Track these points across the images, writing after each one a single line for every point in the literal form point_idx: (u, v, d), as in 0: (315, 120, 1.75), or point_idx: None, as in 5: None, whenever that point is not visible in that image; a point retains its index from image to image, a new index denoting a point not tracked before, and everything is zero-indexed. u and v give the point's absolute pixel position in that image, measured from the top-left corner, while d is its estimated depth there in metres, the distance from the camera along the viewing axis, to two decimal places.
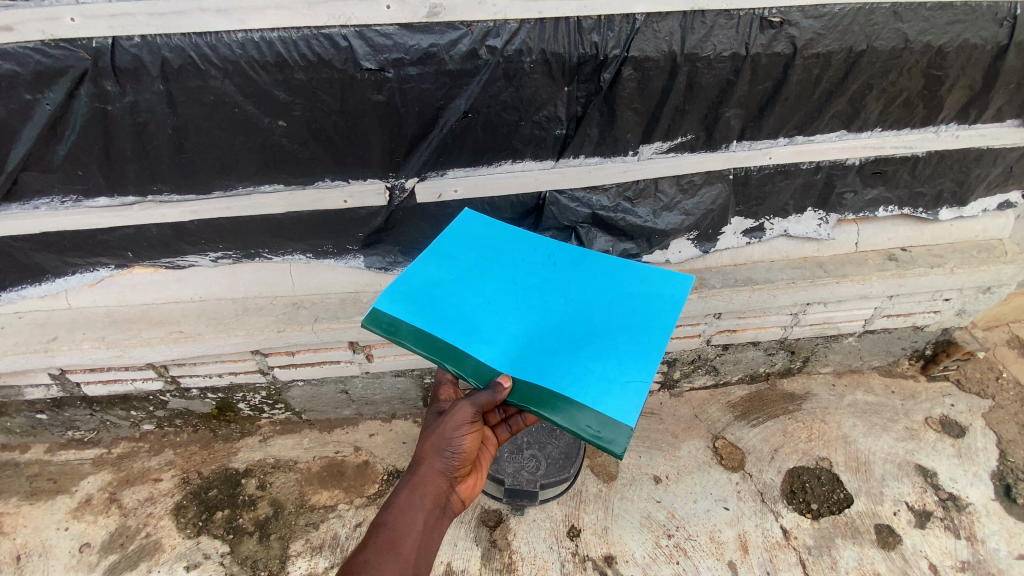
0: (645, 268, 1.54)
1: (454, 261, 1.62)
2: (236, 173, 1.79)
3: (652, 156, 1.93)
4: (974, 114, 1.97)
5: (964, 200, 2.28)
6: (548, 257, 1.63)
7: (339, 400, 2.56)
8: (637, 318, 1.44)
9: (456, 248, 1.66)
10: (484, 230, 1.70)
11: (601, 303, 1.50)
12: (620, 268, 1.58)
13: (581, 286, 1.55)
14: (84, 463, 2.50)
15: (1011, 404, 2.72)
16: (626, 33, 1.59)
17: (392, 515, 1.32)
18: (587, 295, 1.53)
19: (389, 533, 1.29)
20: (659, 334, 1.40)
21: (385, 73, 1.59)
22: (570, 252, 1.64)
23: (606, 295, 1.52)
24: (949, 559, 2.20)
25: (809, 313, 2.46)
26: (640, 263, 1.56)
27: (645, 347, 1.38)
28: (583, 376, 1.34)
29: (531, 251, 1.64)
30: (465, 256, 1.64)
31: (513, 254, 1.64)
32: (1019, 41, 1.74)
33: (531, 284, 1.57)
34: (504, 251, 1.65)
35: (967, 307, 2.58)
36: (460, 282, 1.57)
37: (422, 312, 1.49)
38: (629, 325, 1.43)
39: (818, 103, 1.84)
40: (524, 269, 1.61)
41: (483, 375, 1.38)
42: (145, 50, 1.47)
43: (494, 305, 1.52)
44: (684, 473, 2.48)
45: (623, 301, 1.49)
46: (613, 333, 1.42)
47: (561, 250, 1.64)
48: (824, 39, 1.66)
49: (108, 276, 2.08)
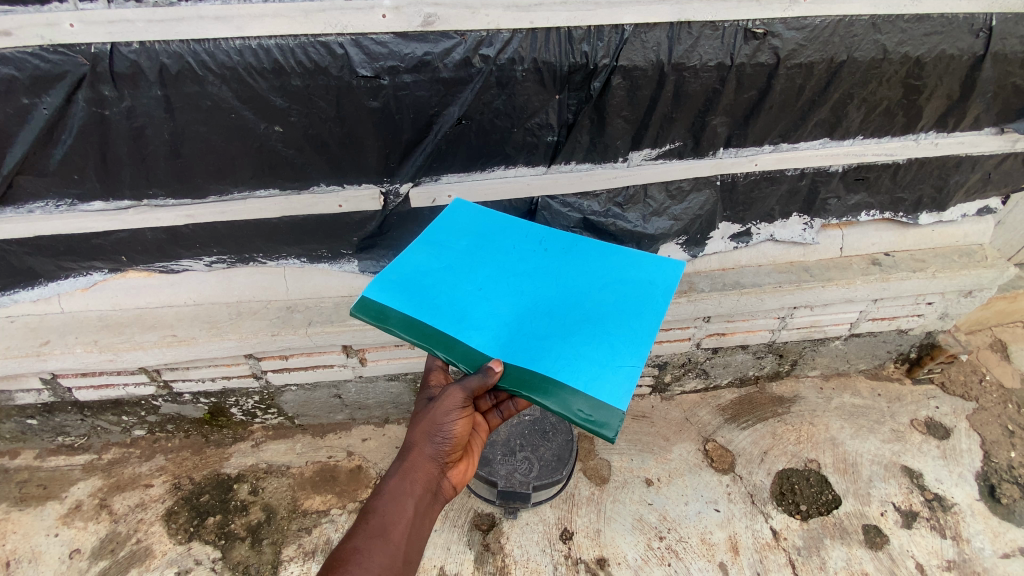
0: (635, 255, 1.58)
1: (445, 251, 1.65)
2: (232, 178, 1.80)
3: (641, 162, 1.97)
4: (952, 123, 2.02)
5: (943, 205, 2.34)
6: (540, 245, 1.66)
7: (332, 405, 2.57)
8: (628, 303, 1.47)
9: (448, 238, 1.68)
10: (474, 219, 1.73)
11: (594, 288, 1.53)
12: (610, 255, 1.61)
13: (572, 272, 1.58)
14: (74, 469, 2.49)
15: (994, 405, 2.78)
16: (615, 43, 1.63)
17: (381, 503, 1.33)
18: (579, 279, 1.56)
19: (380, 519, 1.30)
20: (649, 318, 1.43)
21: (381, 80, 1.62)
22: (562, 239, 1.67)
23: (598, 280, 1.55)
24: (935, 559, 2.25)
25: (797, 317, 2.50)
26: (629, 251, 1.60)
27: (638, 331, 1.41)
28: (575, 362, 1.37)
29: (523, 239, 1.67)
30: (456, 245, 1.66)
31: (505, 242, 1.67)
32: (994, 51, 1.80)
33: (521, 270, 1.60)
34: (495, 239, 1.68)
35: (949, 310, 2.63)
36: (451, 270, 1.60)
37: (413, 300, 1.52)
38: (621, 309, 1.46)
39: (802, 112, 1.89)
40: (515, 256, 1.63)
41: (472, 361, 1.41)
42: (144, 56, 1.50)
43: (485, 291, 1.55)
44: (675, 475, 2.51)
45: (615, 286, 1.52)
46: (605, 318, 1.45)
47: (552, 238, 1.67)
48: (806, 50, 1.71)
49: (101, 280, 2.09)
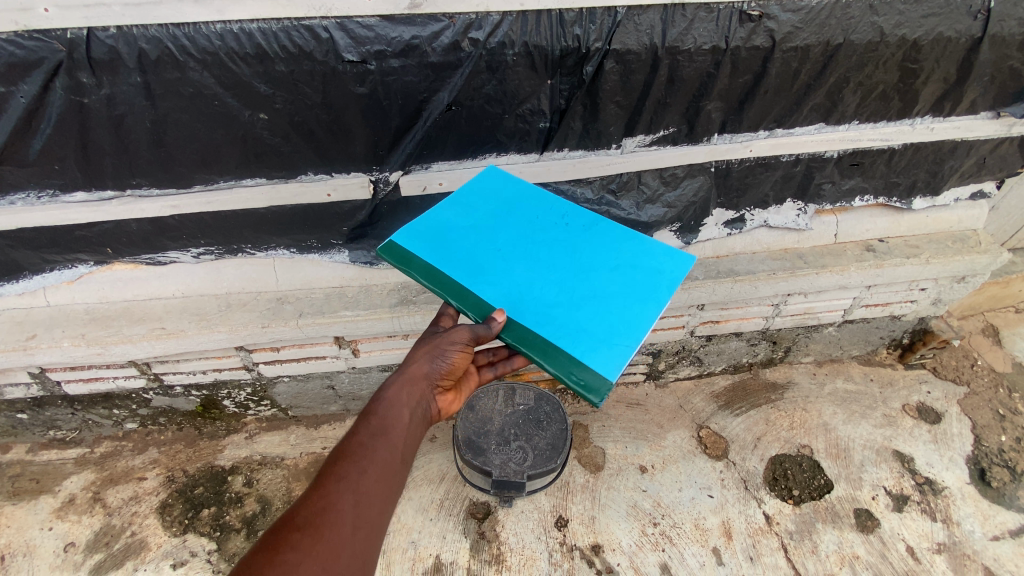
0: (651, 243, 1.54)
1: (471, 209, 1.65)
2: (217, 167, 1.77)
3: (634, 149, 1.94)
4: (948, 107, 2.01)
5: (937, 190, 2.33)
6: (563, 216, 1.64)
7: (326, 396, 2.54)
8: (637, 288, 1.45)
9: (474, 197, 1.68)
10: (501, 182, 1.72)
11: (607, 267, 1.51)
12: (627, 238, 1.58)
13: (588, 248, 1.56)
14: (66, 463, 2.47)
15: (985, 390, 2.80)
16: (607, 25, 1.60)
17: (381, 408, 1.30)
18: (594, 257, 1.54)
19: (380, 421, 1.27)
20: (653, 306, 1.40)
21: (368, 65, 1.58)
22: (584, 216, 1.64)
23: (612, 261, 1.52)
24: (926, 541, 2.28)
25: (790, 303, 2.49)
26: (648, 237, 1.56)
27: (640, 319, 1.38)
28: (580, 336, 1.36)
29: (545, 207, 1.65)
30: (481, 205, 1.66)
31: (527, 208, 1.65)
32: (992, 33, 1.77)
33: (543, 239, 1.58)
34: (518, 203, 1.66)
35: (942, 296, 2.63)
36: (474, 227, 1.60)
37: (436, 248, 1.54)
38: (628, 293, 1.44)
39: (797, 96, 1.86)
40: (537, 224, 1.62)
41: (482, 313, 1.43)
42: (122, 42, 1.45)
43: (504, 254, 1.54)
44: (669, 462, 2.51)
45: (626, 270, 1.50)
46: (608, 300, 1.43)
47: (576, 211, 1.65)
48: (802, 32, 1.68)
49: (87, 273, 2.05)
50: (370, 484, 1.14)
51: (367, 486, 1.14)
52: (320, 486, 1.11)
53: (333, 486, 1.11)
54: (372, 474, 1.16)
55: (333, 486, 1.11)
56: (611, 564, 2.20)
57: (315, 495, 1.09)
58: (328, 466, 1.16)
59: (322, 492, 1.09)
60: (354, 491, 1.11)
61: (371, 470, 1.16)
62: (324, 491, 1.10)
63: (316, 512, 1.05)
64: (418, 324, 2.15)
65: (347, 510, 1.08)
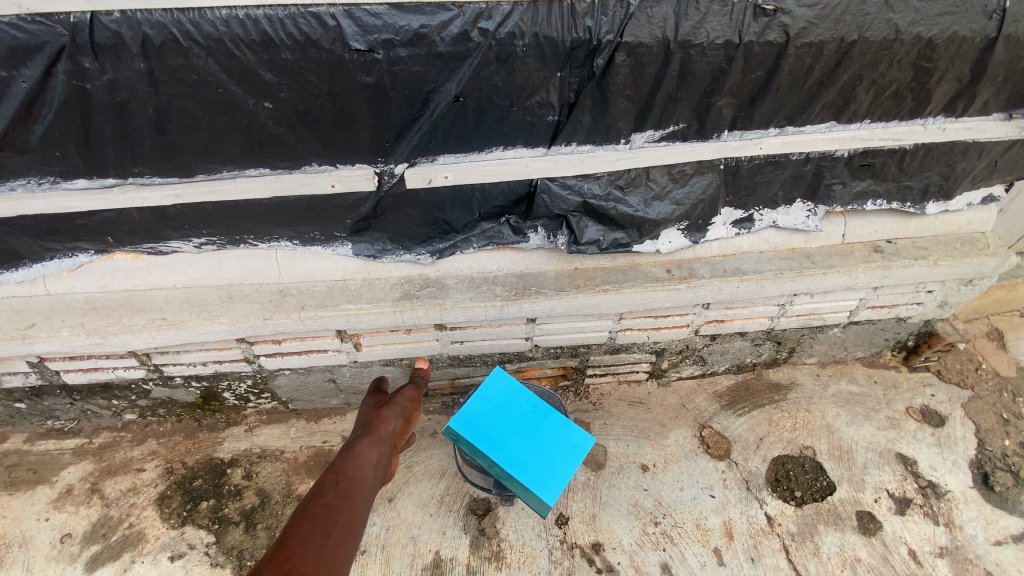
0: (581, 442, 1.98)
1: (484, 395, 2.08)
2: (220, 157, 1.75)
3: (643, 144, 1.93)
4: (961, 108, 1.98)
5: (950, 194, 2.30)
6: (536, 410, 2.06)
7: (327, 389, 2.51)
8: (562, 459, 1.95)
9: (483, 393, 2.08)
10: (500, 387, 2.11)
11: (553, 450, 1.97)
12: (570, 430, 2.01)
13: (547, 441, 1.98)
14: (64, 453, 2.46)
15: (989, 394, 2.76)
16: (619, 18, 1.58)
17: (345, 468, 1.30)
18: (548, 438, 1.99)
19: (354, 474, 1.29)
20: (565, 475, 1.91)
21: (375, 54, 1.56)
22: (549, 418, 2.04)
23: (559, 442, 1.99)
24: (927, 545, 2.28)
25: (796, 304, 2.46)
26: (579, 438, 1.99)
27: (565, 471, 1.92)
28: (536, 474, 1.90)
29: (526, 416, 2.04)
30: (487, 397, 2.08)
31: (514, 406, 2.07)
32: (1008, 33, 1.75)
33: (515, 429, 2.00)
34: (507, 404, 2.07)
35: (949, 298, 2.59)
36: (480, 399, 2.07)
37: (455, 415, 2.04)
38: (557, 470, 1.92)
39: (810, 93, 1.84)
40: (517, 420, 2.03)
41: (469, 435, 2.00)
42: (125, 26, 1.43)
43: (493, 428, 2.00)
44: (672, 461, 2.49)
45: (566, 447, 1.98)
46: (553, 466, 1.93)
47: (546, 411, 2.06)
48: (816, 28, 1.66)
49: (88, 261, 2.04)
50: (354, 526, 1.13)
51: (351, 526, 1.11)
52: (305, 522, 1.06)
53: (319, 522, 1.07)
54: (356, 519, 1.14)
55: (319, 524, 1.06)
56: (611, 563, 2.20)
57: (299, 530, 1.03)
58: (301, 514, 1.09)
59: (310, 527, 1.05)
60: (342, 530, 1.08)
61: (352, 513, 1.15)
62: (311, 527, 1.05)
63: (306, 542, 1.00)
64: (420, 318, 2.13)
65: (340, 544, 1.04)
